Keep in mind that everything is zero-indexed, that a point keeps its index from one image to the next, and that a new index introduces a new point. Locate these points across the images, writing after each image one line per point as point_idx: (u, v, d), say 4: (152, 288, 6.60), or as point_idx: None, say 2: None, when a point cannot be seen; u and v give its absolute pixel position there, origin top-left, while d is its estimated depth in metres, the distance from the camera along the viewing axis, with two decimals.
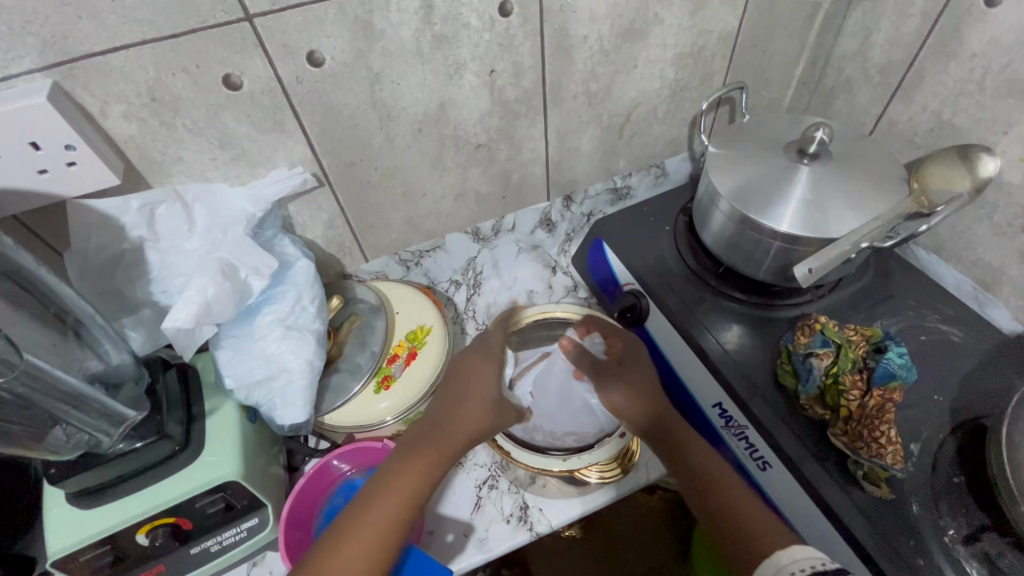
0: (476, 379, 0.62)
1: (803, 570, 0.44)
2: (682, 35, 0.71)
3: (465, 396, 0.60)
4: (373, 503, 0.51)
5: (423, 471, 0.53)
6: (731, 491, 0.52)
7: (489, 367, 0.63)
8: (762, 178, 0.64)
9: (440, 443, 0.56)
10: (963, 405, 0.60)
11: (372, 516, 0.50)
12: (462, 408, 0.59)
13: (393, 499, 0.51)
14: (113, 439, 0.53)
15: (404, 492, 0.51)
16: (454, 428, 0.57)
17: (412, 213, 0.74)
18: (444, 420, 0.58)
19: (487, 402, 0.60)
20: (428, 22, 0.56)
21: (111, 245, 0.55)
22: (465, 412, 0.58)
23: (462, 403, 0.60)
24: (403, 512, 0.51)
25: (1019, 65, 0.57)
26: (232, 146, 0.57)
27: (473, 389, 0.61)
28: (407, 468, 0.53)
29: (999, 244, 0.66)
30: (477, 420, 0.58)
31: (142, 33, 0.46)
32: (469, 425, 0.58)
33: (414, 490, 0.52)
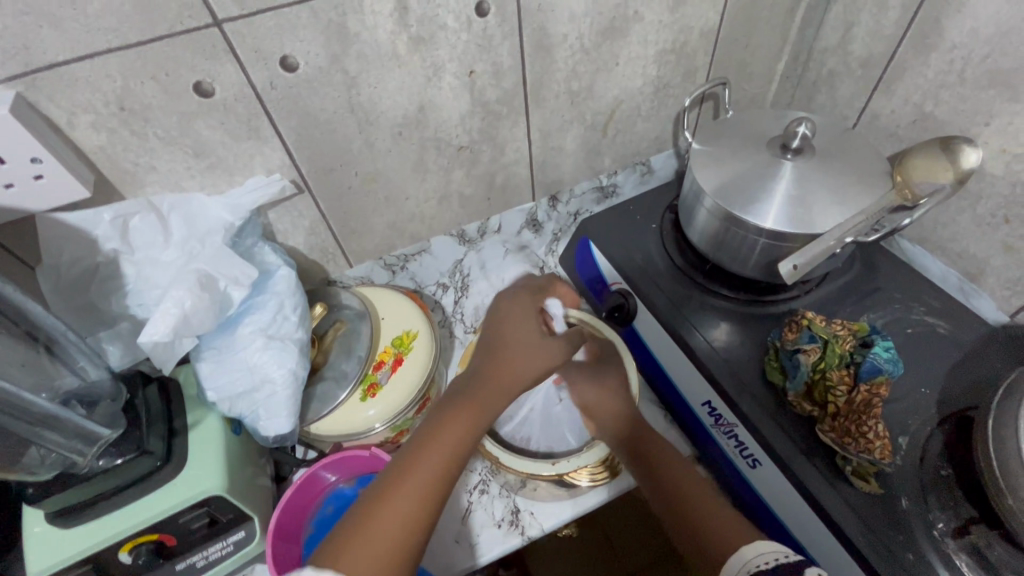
0: (512, 325, 0.57)
1: (763, 563, 0.43)
2: (664, 32, 0.70)
3: (508, 347, 0.55)
4: (390, 495, 0.43)
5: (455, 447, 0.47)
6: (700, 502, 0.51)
7: (533, 312, 0.59)
8: (746, 175, 0.63)
9: (479, 399, 0.51)
10: (950, 397, 0.60)
11: (394, 508, 0.43)
12: (508, 358, 0.54)
13: (418, 485, 0.44)
14: (87, 459, 0.52)
15: (429, 482, 0.44)
16: (494, 379, 0.52)
17: (395, 217, 0.73)
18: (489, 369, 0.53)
19: (535, 343, 0.56)
20: (403, 24, 0.55)
21: (83, 259, 0.53)
22: (513, 349, 0.55)
23: (507, 351, 0.54)
24: (427, 502, 0.44)
25: (999, 56, 0.57)
26: (207, 155, 0.56)
27: (512, 334, 0.56)
28: (431, 450, 0.46)
29: (983, 235, 0.65)
30: (521, 363, 0.54)
31: (108, 41, 0.45)
32: (520, 371, 0.53)
33: (439, 476, 0.45)
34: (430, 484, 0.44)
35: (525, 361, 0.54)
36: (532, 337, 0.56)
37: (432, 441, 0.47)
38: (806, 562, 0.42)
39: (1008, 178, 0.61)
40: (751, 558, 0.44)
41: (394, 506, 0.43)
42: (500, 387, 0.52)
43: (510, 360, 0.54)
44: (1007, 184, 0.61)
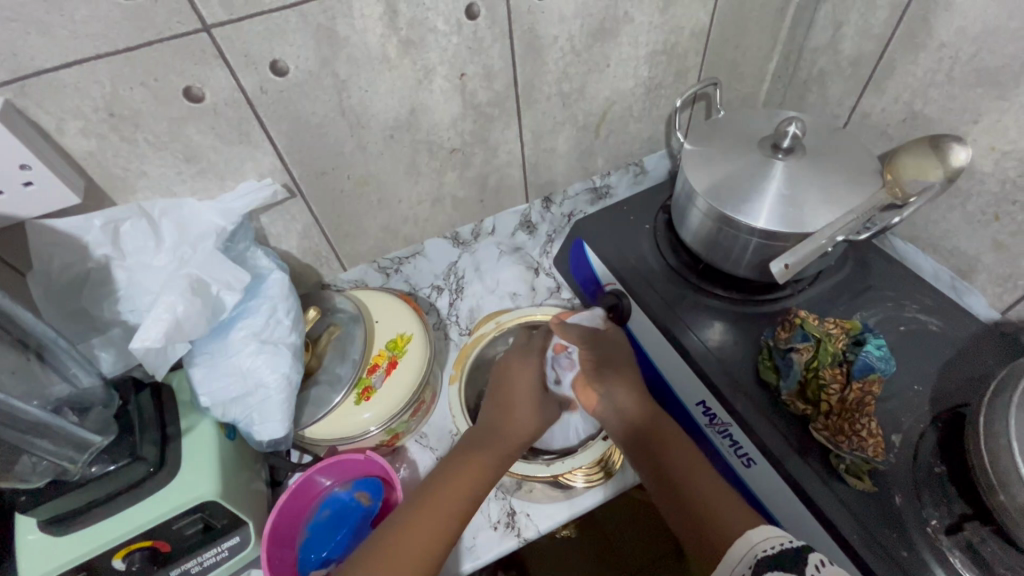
0: (525, 392, 0.65)
1: (773, 547, 0.43)
2: (654, 33, 0.70)
3: (517, 412, 0.63)
4: (417, 523, 0.51)
5: (471, 491, 0.55)
6: (710, 494, 0.51)
7: (534, 377, 0.66)
8: (737, 175, 0.64)
9: (493, 453, 0.58)
10: (942, 395, 0.60)
11: (418, 535, 0.50)
12: (514, 424, 0.62)
13: (442, 520, 0.52)
14: (79, 465, 0.52)
15: (448, 518, 0.52)
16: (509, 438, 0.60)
17: (388, 220, 0.73)
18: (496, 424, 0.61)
19: (535, 409, 0.64)
20: (393, 27, 0.55)
21: (74, 265, 0.53)
22: (521, 416, 0.63)
23: (516, 414, 0.63)
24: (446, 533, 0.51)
25: (986, 54, 0.57)
26: (197, 160, 0.56)
27: (519, 402, 0.64)
28: (451, 493, 0.54)
29: (975, 233, 0.65)
30: (528, 425, 0.62)
31: (97, 46, 0.45)
32: (521, 431, 0.61)
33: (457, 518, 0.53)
34: (451, 523, 0.52)
35: (526, 426, 0.62)
36: (532, 404, 0.64)
37: (455, 486, 0.55)
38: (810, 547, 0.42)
39: (997, 176, 0.61)
40: (756, 542, 0.44)
41: (418, 536, 0.50)
42: (510, 443, 0.60)
43: (517, 425, 0.62)
44: (997, 181, 0.61)
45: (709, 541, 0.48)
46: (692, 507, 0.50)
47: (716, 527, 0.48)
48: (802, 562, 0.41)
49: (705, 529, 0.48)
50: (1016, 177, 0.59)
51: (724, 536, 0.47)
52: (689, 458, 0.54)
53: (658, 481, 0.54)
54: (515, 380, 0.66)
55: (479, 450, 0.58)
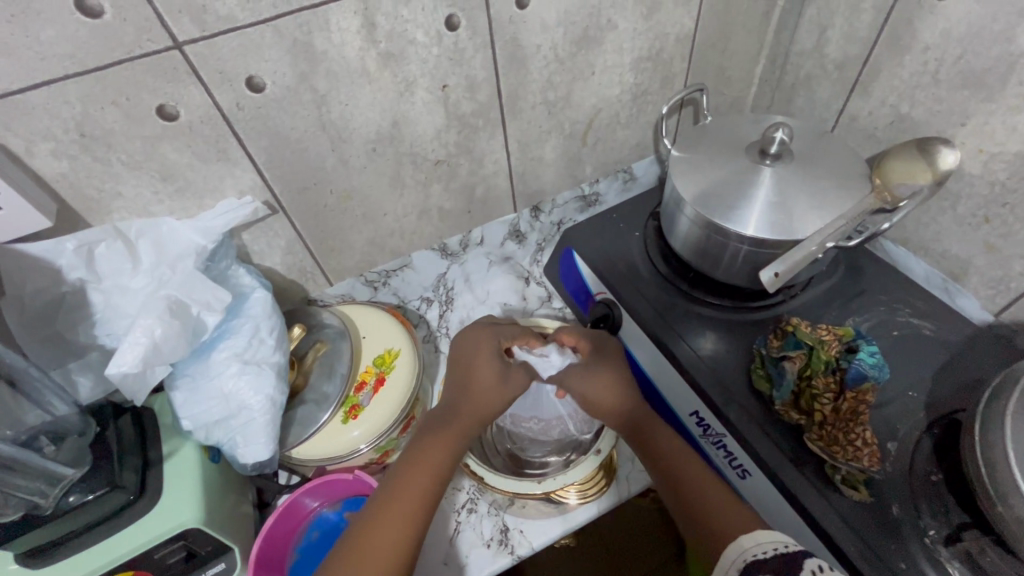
0: (479, 368, 0.60)
1: (768, 552, 0.43)
2: (639, 39, 0.70)
3: (472, 388, 0.59)
4: (388, 509, 0.50)
5: (431, 473, 0.53)
6: (694, 486, 0.52)
7: (491, 350, 0.62)
8: (726, 182, 0.63)
9: (451, 435, 0.56)
10: (937, 400, 0.60)
11: (386, 523, 0.49)
12: (474, 399, 0.59)
13: (409, 503, 0.50)
14: (52, 500, 0.50)
15: (413, 503, 0.51)
16: (465, 417, 0.58)
17: (374, 233, 0.72)
18: (458, 400, 0.59)
19: (497, 384, 0.60)
20: (372, 40, 0.54)
21: (48, 290, 0.52)
22: (478, 392, 0.59)
23: (474, 389, 0.59)
24: (418, 511, 0.50)
25: (972, 56, 0.56)
26: (174, 178, 0.54)
27: (478, 377, 0.60)
28: (421, 464, 0.53)
29: (966, 235, 0.65)
30: (490, 403, 0.59)
31: (64, 67, 0.44)
32: (485, 401, 0.59)
33: (422, 500, 0.51)
34: (424, 493, 0.51)
35: (486, 404, 0.59)
36: (490, 377, 0.60)
37: (415, 469, 0.53)
38: (808, 551, 0.42)
39: (986, 178, 0.60)
40: (746, 546, 0.44)
41: (387, 523, 0.49)
42: (465, 417, 0.58)
43: (476, 400, 0.59)
44: (986, 183, 0.60)
45: (703, 530, 0.49)
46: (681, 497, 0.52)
47: (706, 521, 0.49)
48: (797, 566, 0.40)
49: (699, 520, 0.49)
50: (1005, 180, 0.58)
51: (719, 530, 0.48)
52: (663, 442, 0.56)
53: (657, 476, 0.55)
54: (468, 360, 0.61)
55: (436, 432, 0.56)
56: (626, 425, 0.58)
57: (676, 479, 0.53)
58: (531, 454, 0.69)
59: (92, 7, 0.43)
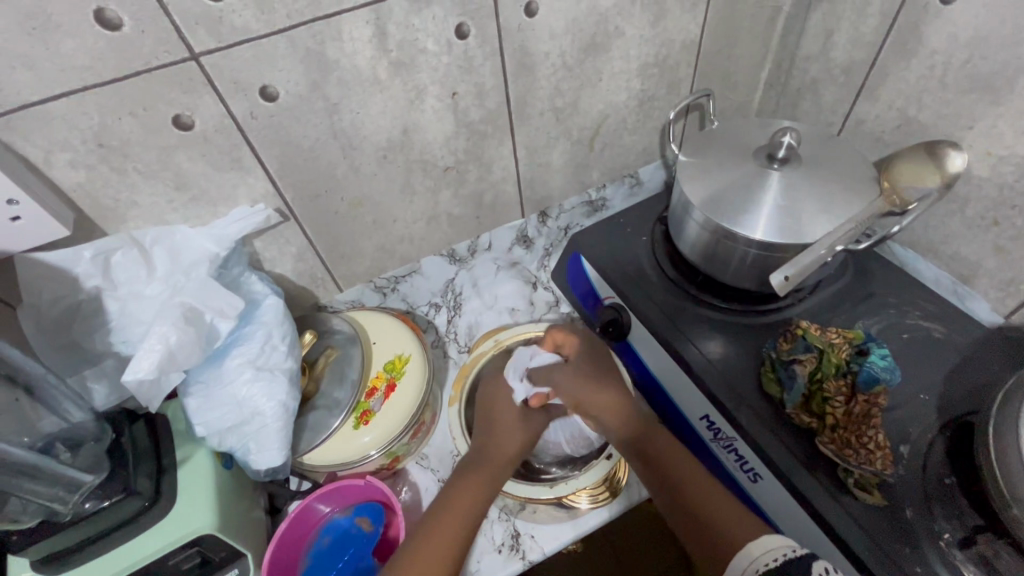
0: (504, 412, 0.64)
1: (776, 559, 0.44)
2: (645, 46, 0.70)
3: (500, 431, 0.63)
4: (421, 557, 0.51)
5: (462, 520, 0.55)
6: (697, 495, 0.52)
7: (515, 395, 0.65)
8: (734, 187, 0.63)
9: (486, 475, 0.59)
10: (949, 403, 0.59)
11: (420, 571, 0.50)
12: (500, 442, 0.62)
13: (445, 539, 0.53)
14: (70, 506, 0.51)
15: (445, 551, 0.52)
16: (495, 455, 0.60)
17: (384, 240, 0.73)
18: (487, 441, 0.62)
19: (516, 428, 0.63)
20: (383, 49, 0.55)
21: (65, 297, 0.52)
22: (503, 434, 0.62)
23: (498, 433, 0.62)
24: (455, 546, 0.53)
25: (979, 60, 0.56)
26: (188, 187, 0.55)
27: (502, 420, 0.63)
28: (458, 502, 0.56)
29: (974, 237, 0.65)
30: (515, 443, 0.62)
31: (82, 78, 0.45)
32: (511, 444, 0.62)
33: (452, 549, 0.52)
34: (461, 530, 0.54)
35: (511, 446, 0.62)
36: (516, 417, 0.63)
37: (447, 518, 0.55)
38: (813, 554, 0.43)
39: (994, 181, 0.60)
40: (761, 554, 0.45)
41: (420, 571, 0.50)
42: (494, 458, 0.60)
43: (502, 442, 0.62)
44: (995, 186, 0.60)
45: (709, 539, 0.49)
46: (688, 508, 0.52)
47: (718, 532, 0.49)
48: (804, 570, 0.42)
49: (705, 528, 0.50)
50: (1014, 183, 0.59)
51: (725, 538, 0.48)
52: (664, 455, 0.56)
53: (657, 488, 0.55)
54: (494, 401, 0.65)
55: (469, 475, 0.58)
56: (632, 442, 0.58)
57: (678, 485, 0.54)
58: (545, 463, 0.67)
59: (111, 19, 0.43)
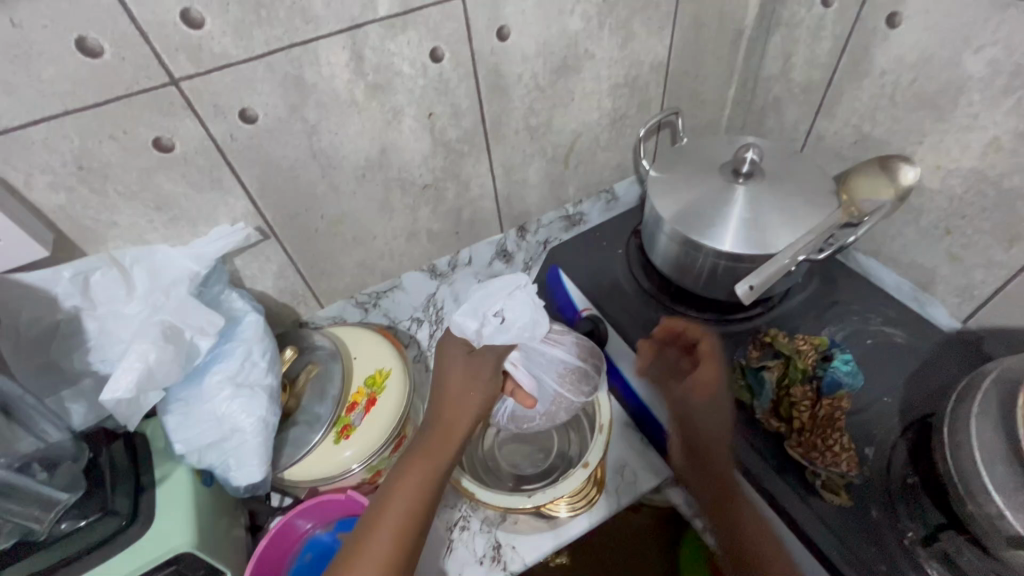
0: (452, 375, 0.63)
1: None
2: (615, 67, 0.73)
3: (449, 399, 0.61)
4: (373, 535, 0.51)
5: (414, 496, 0.54)
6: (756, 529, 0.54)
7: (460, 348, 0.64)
8: (701, 200, 0.66)
9: (441, 441, 0.58)
10: (911, 406, 0.62)
11: (377, 542, 0.51)
12: (452, 411, 0.60)
13: (401, 509, 0.53)
14: (45, 524, 0.50)
15: (401, 521, 0.52)
16: (447, 420, 0.60)
17: (364, 256, 0.74)
18: (439, 403, 0.61)
19: (468, 388, 0.62)
20: (360, 72, 0.57)
21: (44, 317, 0.53)
22: (454, 399, 0.61)
23: (449, 400, 0.61)
24: (413, 516, 0.53)
25: (924, 80, 0.60)
26: (169, 208, 0.56)
27: (450, 388, 0.62)
28: (412, 472, 0.56)
29: (929, 247, 0.68)
30: (467, 404, 0.61)
31: (64, 103, 0.46)
32: (469, 404, 0.61)
33: (404, 524, 0.52)
34: (416, 500, 0.54)
35: (461, 413, 0.60)
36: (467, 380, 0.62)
37: (397, 494, 0.54)
38: None
39: (944, 193, 0.63)
40: None
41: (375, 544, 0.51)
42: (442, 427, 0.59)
43: (455, 408, 0.60)
44: (945, 197, 0.63)
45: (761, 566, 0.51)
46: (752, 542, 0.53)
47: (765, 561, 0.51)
48: None
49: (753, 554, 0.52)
50: (962, 194, 0.61)
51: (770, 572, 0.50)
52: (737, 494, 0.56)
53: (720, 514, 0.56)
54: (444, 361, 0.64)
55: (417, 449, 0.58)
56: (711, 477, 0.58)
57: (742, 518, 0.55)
58: (529, 420, 0.70)
59: (92, 47, 0.45)
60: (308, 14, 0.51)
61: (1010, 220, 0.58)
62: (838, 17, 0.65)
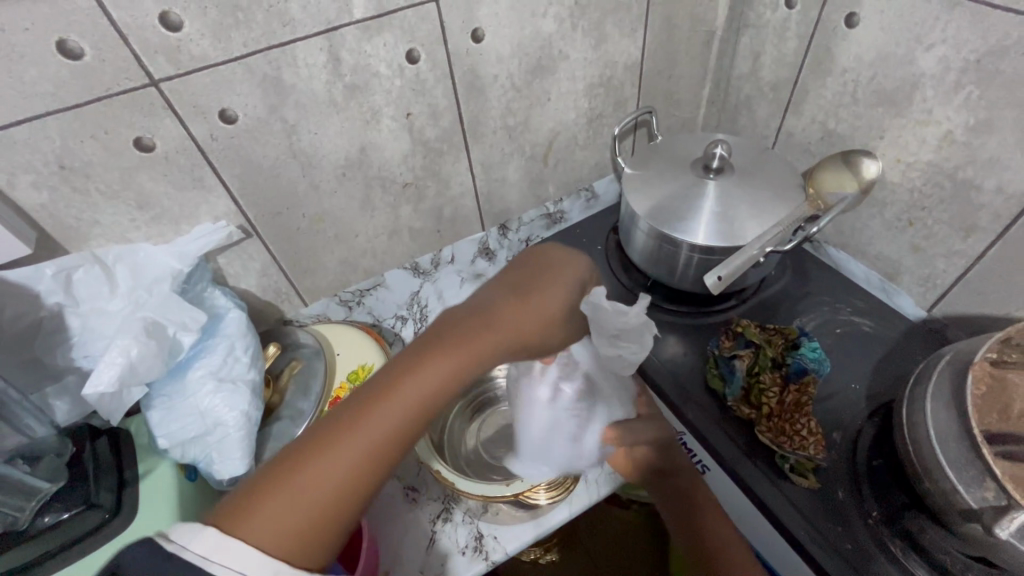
0: (545, 296, 0.49)
1: None
2: (589, 68, 0.75)
3: (527, 301, 0.48)
4: (352, 427, 0.39)
5: (420, 395, 0.41)
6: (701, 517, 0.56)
7: (576, 276, 0.51)
8: (674, 196, 0.68)
9: (479, 345, 0.44)
10: (877, 392, 0.64)
11: (352, 438, 0.38)
12: (522, 325, 0.47)
13: (397, 408, 0.40)
14: (27, 515, 0.51)
15: (389, 424, 0.39)
16: (501, 330, 0.46)
17: (347, 254, 0.75)
18: (507, 305, 0.48)
19: (552, 313, 0.48)
20: (337, 74, 0.59)
21: (26, 315, 0.54)
22: (527, 315, 0.47)
23: (522, 315, 0.47)
24: (404, 423, 0.40)
25: (882, 78, 0.62)
26: (151, 207, 0.57)
27: (543, 296, 0.49)
28: (429, 364, 0.42)
29: (894, 238, 0.70)
30: (536, 328, 0.47)
31: (45, 105, 0.47)
32: (539, 331, 0.48)
33: (395, 428, 0.39)
34: (418, 402, 0.41)
35: (534, 328, 0.47)
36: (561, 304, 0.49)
37: (405, 385, 0.41)
38: None
39: (905, 186, 0.65)
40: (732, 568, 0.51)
41: (348, 439, 0.38)
42: (495, 334, 0.45)
43: (522, 322, 0.47)
44: (906, 190, 0.66)
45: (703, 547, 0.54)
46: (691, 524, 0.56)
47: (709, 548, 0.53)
48: None
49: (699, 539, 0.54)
50: (922, 187, 0.64)
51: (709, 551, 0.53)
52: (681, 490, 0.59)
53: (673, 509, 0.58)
54: (542, 272, 0.51)
55: (453, 342, 0.44)
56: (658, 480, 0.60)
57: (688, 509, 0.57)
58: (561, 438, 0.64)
59: (72, 49, 0.46)
60: (285, 17, 0.53)
61: (967, 211, 0.61)
62: (802, 18, 0.68)
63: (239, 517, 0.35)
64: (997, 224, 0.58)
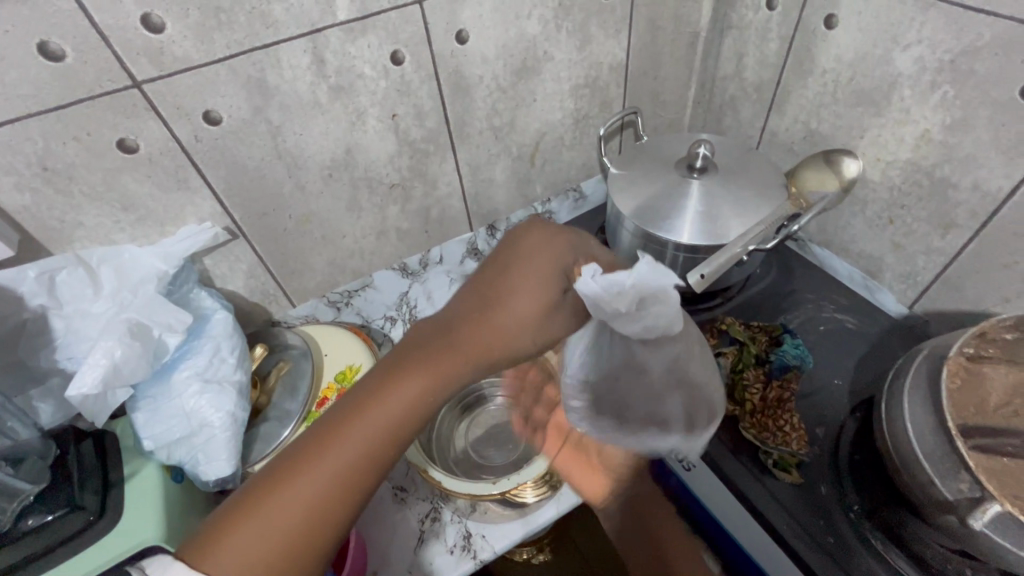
0: (516, 299, 0.49)
1: None
2: (575, 68, 0.76)
3: (496, 312, 0.48)
4: (322, 449, 0.41)
5: (388, 416, 0.42)
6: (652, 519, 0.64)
7: (552, 266, 0.50)
8: (658, 195, 0.69)
9: (446, 361, 0.45)
10: (859, 387, 0.65)
11: (321, 463, 0.40)
12: (493, 336, 0.48)
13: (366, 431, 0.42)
14: (9, 516, 0.50)
15: (358, 446, 0.41)
16: (469, 343, 0.47)
17: (334, 255, 0.76)
18: (478, 315, 0.48)
19: (524, 321, 0.49)
20: (322, 75, 0.59)
21: (9, 317, 0.54)
22: (496, 326, 0.48)
23: (493, 326, 0.48)
24: (372, 444, 0.41)
25: (860, 78, 0.63)
26: (135, 208, 0.57)
27: (515, 301, 0.49)
28: (396, 384, 0.44)
29: (875, 236, 0.71)
30: (507, 337, 0.48)
31: (26, 107, 0.47)
32: (510, 341, 0.48)
33: (363, 450, 0.41)
34: (385, 421, 0.42)
35: (506, 340, 0.48)
36: (530, 312, 0.49)
37: (372, 406, 0.42)
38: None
39: (885, 184, 0.66)
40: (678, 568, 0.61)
41: (318, 464, 0.40)
42: (459, 350, 0.46)
43: (490, 334, 0.48)
44: (886, 188, 0.66)
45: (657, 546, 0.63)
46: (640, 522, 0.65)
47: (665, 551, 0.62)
48: None
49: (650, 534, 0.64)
50: (901, 185, 0.65)
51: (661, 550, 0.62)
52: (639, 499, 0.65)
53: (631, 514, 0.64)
54: (517, 270, 0.50)
55: (420, 361, 0.45)
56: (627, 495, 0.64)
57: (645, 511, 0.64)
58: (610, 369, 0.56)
59: (53, 51, 0.46)
60: (268, 19, 0.53)
61: (945, 209, 0.62)
62: (783, 19, 0.69)
63: (210, 548, 0.37)
64: (974, 222, 0.59)
